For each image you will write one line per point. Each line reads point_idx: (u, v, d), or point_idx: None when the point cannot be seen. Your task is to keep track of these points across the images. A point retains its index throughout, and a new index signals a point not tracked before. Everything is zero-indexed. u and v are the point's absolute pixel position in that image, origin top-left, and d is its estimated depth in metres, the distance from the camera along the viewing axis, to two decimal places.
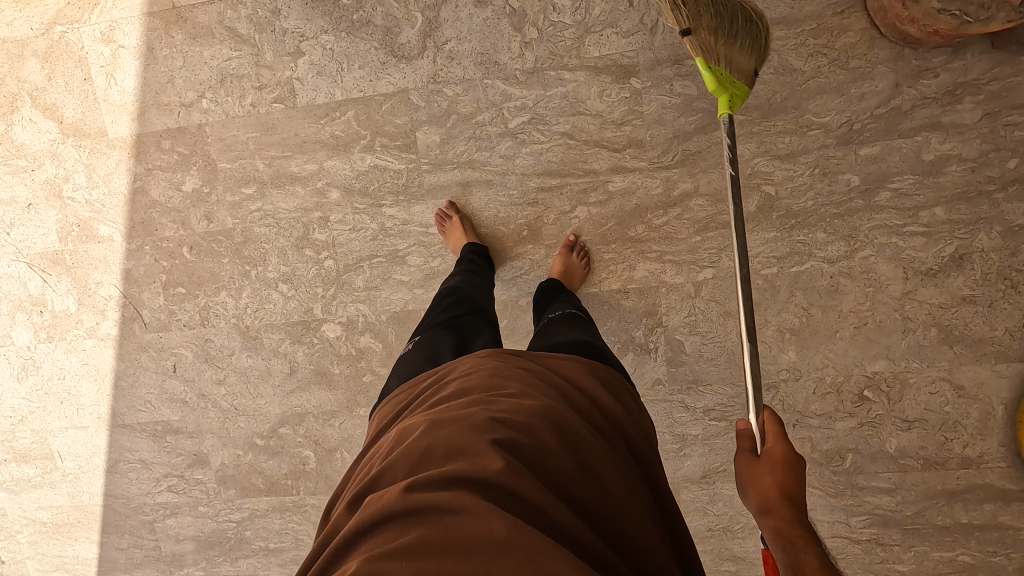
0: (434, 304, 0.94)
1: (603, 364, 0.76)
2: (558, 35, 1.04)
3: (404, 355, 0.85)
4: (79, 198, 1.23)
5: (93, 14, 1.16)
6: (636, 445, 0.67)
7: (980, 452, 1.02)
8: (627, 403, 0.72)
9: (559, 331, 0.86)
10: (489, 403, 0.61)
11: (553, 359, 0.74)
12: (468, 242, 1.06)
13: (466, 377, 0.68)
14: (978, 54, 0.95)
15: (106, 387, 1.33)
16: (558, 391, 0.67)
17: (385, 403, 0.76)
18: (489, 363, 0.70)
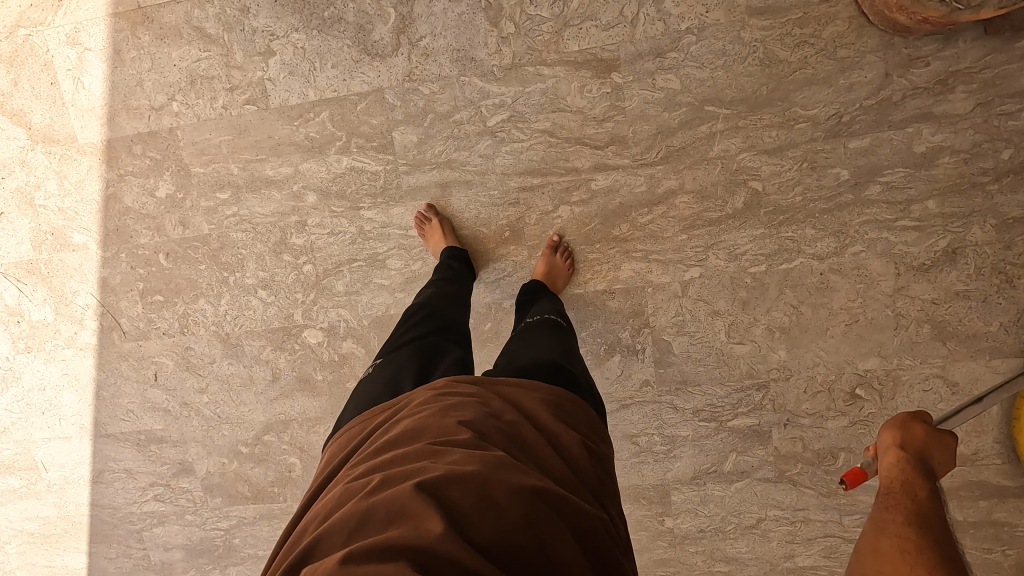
0: (403, 319, 0.91)
1: (569, 395, 0.72)
2: (535, 29, 1.01)
3: (367, 376, 0.82)
4: (51, 206, 1.20)
5: (57, 16, 1.12)
6: (598, 489, 0.64)
7: (975, 449, 1.00)
8: (591, 438, 0.69)
9: (530, 348, 0.82)
10: (437, 456, 0.58)
11: (513, 391, 0.70)
12: (448, 246, 1.04)
13: (416, 421, 0.64)
14: (971, 41, 0.92)
15: (88, 397, 1.31)
16: (513, 433, 0.63)
17: (337, 438, 0.72)
18: (442, 404, 0.66)
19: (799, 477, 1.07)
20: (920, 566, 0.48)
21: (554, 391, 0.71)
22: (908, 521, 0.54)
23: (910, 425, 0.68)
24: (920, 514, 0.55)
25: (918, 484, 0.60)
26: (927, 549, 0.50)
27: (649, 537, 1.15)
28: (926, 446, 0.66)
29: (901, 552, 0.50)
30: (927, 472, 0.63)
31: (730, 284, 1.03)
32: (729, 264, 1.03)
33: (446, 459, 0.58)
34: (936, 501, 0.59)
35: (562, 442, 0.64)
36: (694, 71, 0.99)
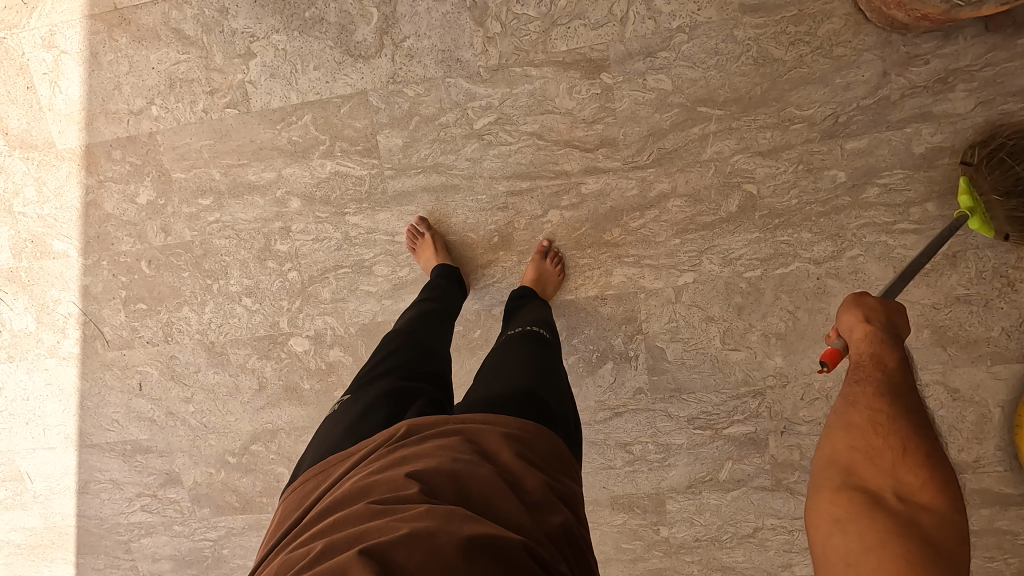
0: (382, 343, 0.87)
1: (538, 428, 0.66)
2: (522, 29, 0.98)
3: (335, 411, 0.77)
4: (30, 213, 1.17)
5: (32, 18, 1.09)
6: (566, 536, 0.57)
7: (976, 456, 0.97)
8: (560, 480, 0.63)
9: (502, 373, 0.77)
10: (385, 513, 0.53)
11: (476, 425, 0.64)
12: (439, 263, 1.01)
13: (369, 472, 0.59)
14: (971, 38, 0.89)
15: (71, 407, 1.27)
16: (472, 476, 0.57)
17: (291, 493, 0.67)
18: (398, 453, 0.61)
19: (797, 485, 1.04)
20: (893, 437, 0.55)
21: (521, 426, 0.65)
22: (878, 393, 0.59)
23: (866, 300, 0.69)
24: (888, 382, 0.60)
25: (886, 356, 0.63)
26: (898, 419, 0.56)
27: (645, 547, 1.12)
28: (888, 323, 0.67)
29: (874, 430, 0.56)
30: (897, 346, 0.64)
31: (724, 289, 1.01)
32: (723, 269, 1.00)
33: (391, 516, 0.52)
34: (904, 371, 0.62)
35: (524, 487, 0.58)
36: (686, 71, 0.96)
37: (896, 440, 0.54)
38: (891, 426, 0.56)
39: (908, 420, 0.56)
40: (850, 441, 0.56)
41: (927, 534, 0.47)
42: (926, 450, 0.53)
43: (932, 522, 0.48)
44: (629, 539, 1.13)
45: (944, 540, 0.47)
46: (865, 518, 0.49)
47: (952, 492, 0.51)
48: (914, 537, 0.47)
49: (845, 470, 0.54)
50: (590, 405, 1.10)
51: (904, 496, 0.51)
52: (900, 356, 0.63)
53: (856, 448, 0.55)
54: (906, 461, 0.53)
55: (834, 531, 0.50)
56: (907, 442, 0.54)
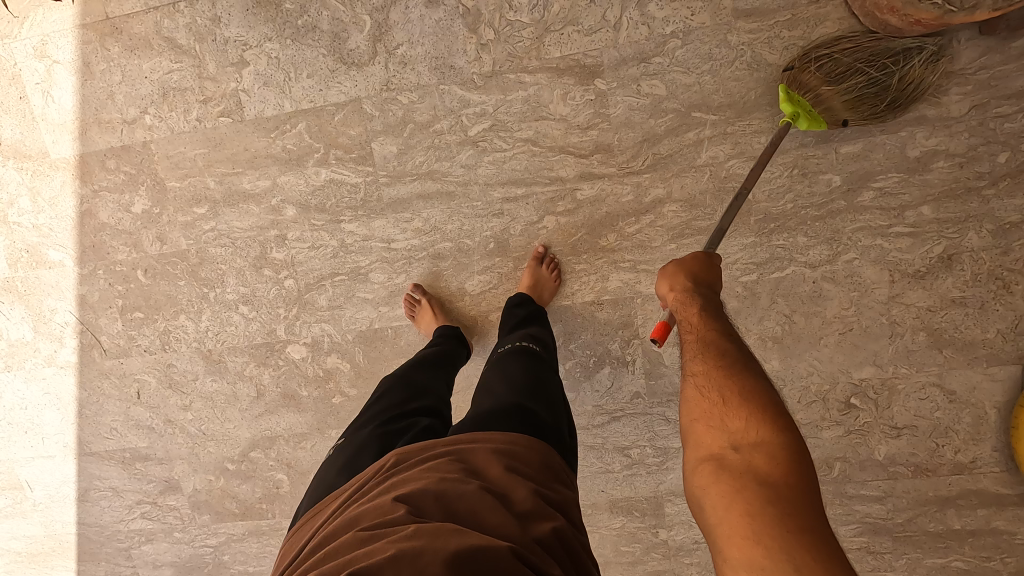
0: (375, 394, 0.87)
1: (529, 440, 0.67)
2: (515, 35, 0.98)
3: (331, 452, 0.79)
4: (25, 224, 1.17)
5: (24, 29, 1.09)
6: (559, 542, 0.56)
7: (973, 457, 0.97)
8: (550, 488, 0.63)
9: (492, 391, 0.77)
10: (372, 538, 0.53)
11: (463, 445, 0.65)
12: (441, 325, 1.02)
13: (358, 505, 0.60)
14: (966, 41, 0.89)
15: (70, 416, 1.27)
16: (458, 493, 0.58)
17: (291, 534, 0.67)
18: (386, 483, 0.62)
19: None
20: (716, 392, 0.62)
21: (512, 441, 0.65)
22: (700, 358, 0.67)
23: (670, 267, 0.80)
24: (704, 342, 0.68)
25: (694, 318, 0.72)
26: (713, 376, 0.64)
27: (644, 550, 1.12)
28: (689, 283, 0.77)
29: (703, 397, 0.63)
30: (703, 300, 0.74)
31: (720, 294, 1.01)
32: None
33: (378, 540, 0.52)
34: (724, 325, 0.70)
35: (511, 497, 0.58)
36: (680, 77, 0.96)
37: (718, 396, 0.62)
38: (710, 383, 0.63)
39: (723, 371, 0.64)
40: (692, 416, 0.63)
41: (756, 471, 0.53)
42: (741, 392, 0.60)
43: (761, 458, 0.54)
44: (628, 542, 1.13)
45: (772, 465, 0.53)
46: (715, 483, 0.54)
47: (770, 419, 0.57)
48: (747, 482, 0.52)
49: (694, 446, 0.60)
50: (587, 410, 1.09)
51: (735, 445, 0.56)
52: (710, 316, 0.72)
53: (697, 420, 0.62)
54: (730, 412, 0.59)
55: (702, 499, 0.55)
56: (724, 393, 0.61)
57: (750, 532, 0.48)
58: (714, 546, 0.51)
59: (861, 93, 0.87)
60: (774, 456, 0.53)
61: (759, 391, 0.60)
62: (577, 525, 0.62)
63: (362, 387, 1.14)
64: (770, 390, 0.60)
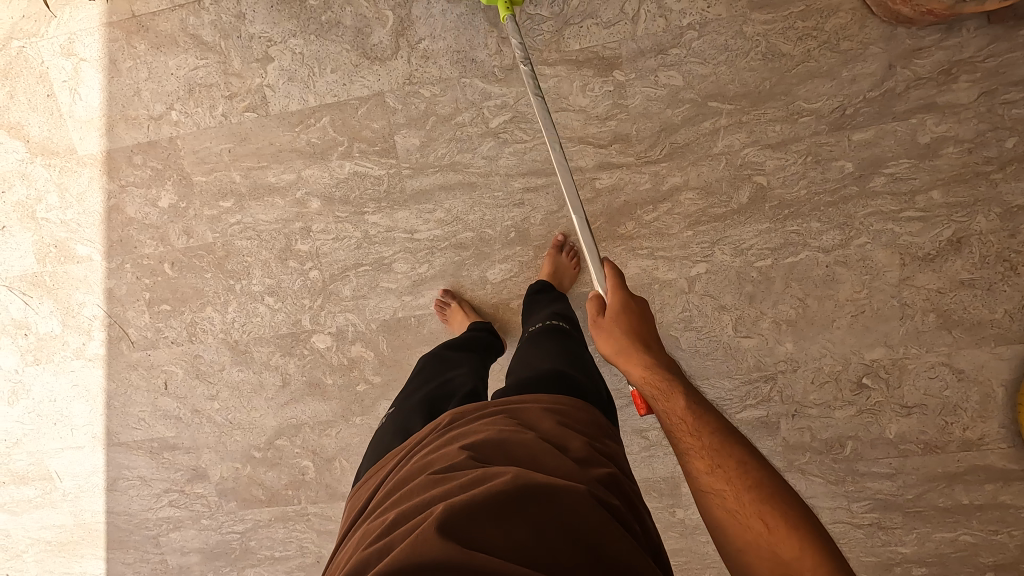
0: (416, 378, 0.90)
1: (574, 401, 0.71)
2: (535, 28, 1.01)
3: (382, 422, 0.84)
4: (53, 219, 1.20)
5: (51, 27, 1.12)
6: (614, 483, 0.59)
7: (981, 434, 1.01)
8: (601, 441, 0.66)
9: (530, 362, 0.81)
10: (440, 480, 0.56)
11: (513, 406, 0.69)
12: (473, 322, 1.06)
13: (425, 455, 0.64)
14: (974, 30, 0.92)
15: (99, 407, 1.29)
16: (515, 442, 0.60)
17: (358, 489, 0.72)
18: (447, 437, 0.65)
19: (809, 466, 1.08)
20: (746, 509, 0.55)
21: (558, 401, 0.69)
22: (716, 469, 0.59)
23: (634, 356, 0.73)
24: (713, 450, 0.60)
25: (682, 414, 0.65)
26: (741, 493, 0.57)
27: (663, 529, 1.15)
28: (651, 358, 0.72)
29: (743, 524, 0.55)
30: (693, 398, 0.66)
31: (736, 279, 1.04)
32: (735, 259, 1.03)
33: (448, 481, 0.56)
34: (722, 425, 0.63)
35: (566, 446, 0.61)
36: (697, 68, 0.99)
37: (758, 523, 0.54)
38: (742, 505, 0.56)
39: (752, 489, 0.56)
40: (734, 548, 0.55)
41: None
42: (777, 509, 0.54)
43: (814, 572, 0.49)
44: None
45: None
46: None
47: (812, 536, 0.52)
48: None
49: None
50: None
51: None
52: (704, 410, 0.65)
53: (744, 552, 0.54)
54: (779, 539, 0.52)
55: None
56: (761, 511, 0.55)
57: None
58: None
59: None
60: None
61: (801, 513, 0.54)
62: (627, 473, 0.64)
63: (387, 375, 1.17)
64: (811, 509, 0.54)
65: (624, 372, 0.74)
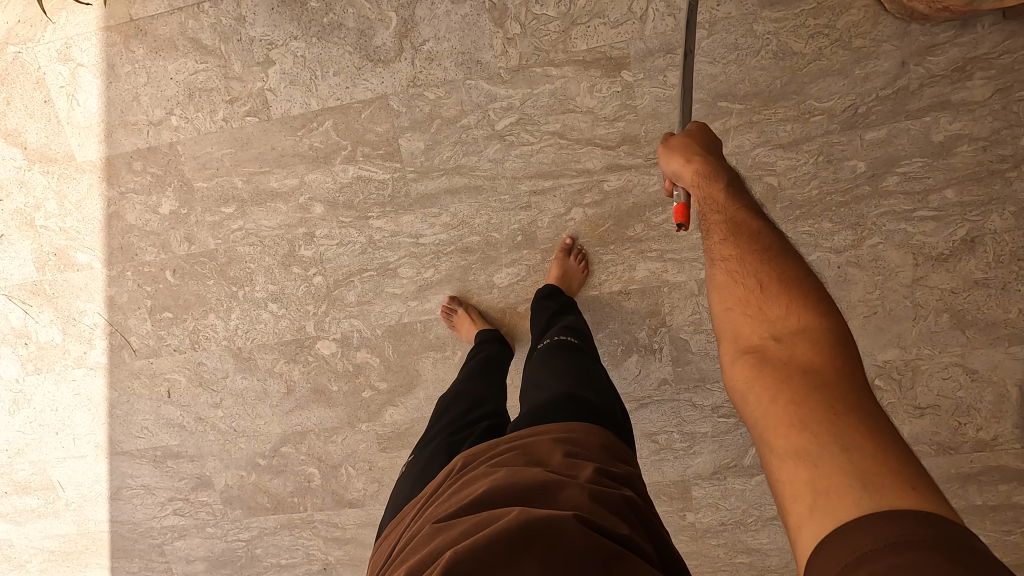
0: (433, 416, 0.91)
1: (584, 426, 0.69)
2: (542, 29, 0.99)
3: (405, 468, 0.85)
4: (52, 227, 1.18)
5: (47, 32, 1.10)
6: (629, 509, 0.58)
7: (995, 435, 0.99)
8: (615, 466, 0.65)
9: (540, 386, 0.80)
10: (449, 527, 0.56)
11: (524, 440, 0.68)
12: (481, 332, 1.04)
13: (438, 503, 0.64)
14: (989, 26, 0.90)
15: (100, 416, 1.27)
16: (523, 475, 0.60)
17: (379, 545, 0.72)
18: (458, 481, 0.65)
19: None
20: (749, 273, 0.55)
21: (570, 430, 0.68)
22: (729, 241, 0.59)
23: (688, 146, 0.72)
24: (736, 224, 0.60)
25: (718, 199, 0.64)
26: (748, 258, 0.56)
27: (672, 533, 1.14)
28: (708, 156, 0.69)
29: (736, 282, 0.55)
30: (735, 187, 0.65)
31: None
32: None
33: (457, 526, 0.56)
34: (753, 208, 0.62)
35: (576, 475, 0.60)
36: (706, 67, 0.97)
37: (754, 282, 0.54)
38: (744, 269, 0.56)
39: (757, 258, 0.56)
40: (722, 307, 0.55)
41: (803, 365, 0.47)
42: (782, 277, 0.53)
43: (803, 346, 0.48)
44: None
45: (820, 357, 0.47)
46: (759, 379, 0.48)
47: (814, 305, 0.50)
48: (797, 380, 0.46)
49: (732, 335, 0.53)
50: None
51: (776, 335, 0.50)
52: (742, 199, 0.64)
53: (730, 316, 0.54)
54: (772, 302, 0.52)
55: (745, 398, 0.48)
56: (762, 277, 0.54)
57: (800, 418, 0.43)
58: (761, 446, 0.45)
59: None
60: (818, 345, 0.47)
61: (803, 283, 0.53)
62: (645, 497, 0.64)
63: (393, 381, 1.15)
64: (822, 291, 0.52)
65: (669, 172, 0.73)
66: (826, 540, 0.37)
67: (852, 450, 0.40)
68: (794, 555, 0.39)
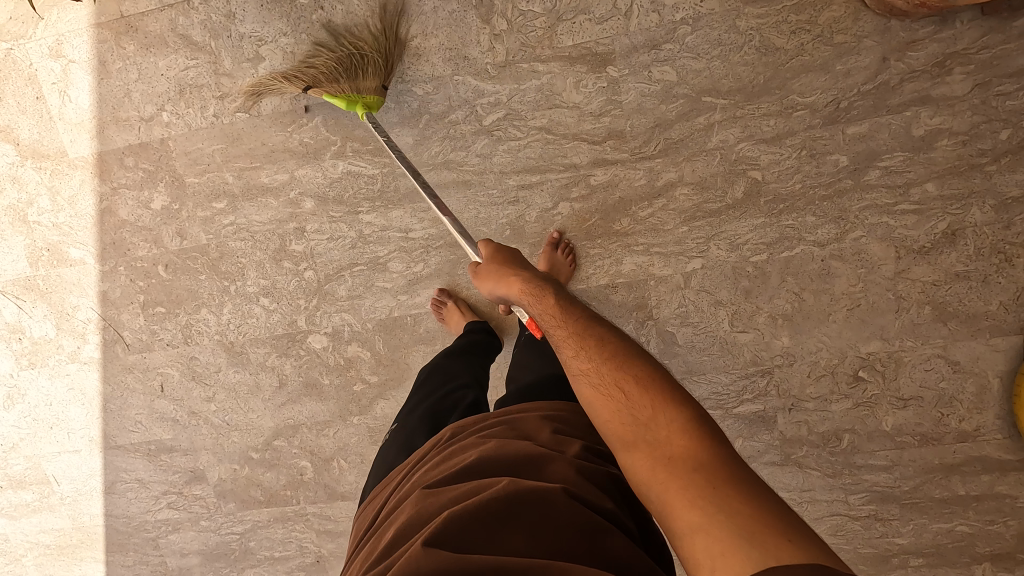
0: (416, 391, 0.92)
1: (572, 407, 0.71)
2: (528, 25, 1.00)
3: (387, 435, 0.87)
4: (45, 222, 1.19)
5: (38, 29, 1.11)
6: (613, 485, 0.60)
7: (977, 426, 1.01)
8: (601, 444, 0.66)
9: (529, 368, 0.82)
10: (437, 494, 0.58)
11: (512, 416, 0.69)
12: (469, 322, 1.06)
13: (426, 470, 0.65)
14: (968, 22, 0.91)
15: (94, 410, 1.28)
16: (508, 448, 0.61)
17: (364, 507, 0.73)
18: (446, 451, 0.67)
19: (807, 459, 1.07)
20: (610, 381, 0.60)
21: (557, 408, 0.70)
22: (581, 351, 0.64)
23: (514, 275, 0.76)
24: (579, 333, 0.65)
25: (555, 311, 0.69)
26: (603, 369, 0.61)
27: None
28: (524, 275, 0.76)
29: (605, 396, 0.59)
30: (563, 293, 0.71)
31: (732, 274, 1.03)
32: (730, 254, 1.03)
33: (446, 494, 0.57)
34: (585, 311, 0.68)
35: (564, 450, 0.61)
36: (690, 63, 0.98)
37: (615, 388, 0.59)
38: (604, 380, 0.60)
39: (613, 365, 0.61)
40: (602, 421, 0.59)
41: (674, 453, 0.51)
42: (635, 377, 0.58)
43: (669, 433, 0.53)
44: None
45: (684, 440, 0.52)
46: (652, 476, 0.52)
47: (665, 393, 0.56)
48: (675, 468, 0.50)
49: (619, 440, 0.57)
50: None
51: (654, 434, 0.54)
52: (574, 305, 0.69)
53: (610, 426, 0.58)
54: (635, 402, 0.57)
55: (649, 494, 0.52)
56: (619, 381, 0.59)
57: (687, 503, 0.47)
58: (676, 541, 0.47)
59: (293, 75, 1.01)
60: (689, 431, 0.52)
61: (655, 379, 0.58)
62: None
63: (384, 374, 1.16)
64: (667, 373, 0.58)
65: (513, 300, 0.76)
66: None
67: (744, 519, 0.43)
68: None
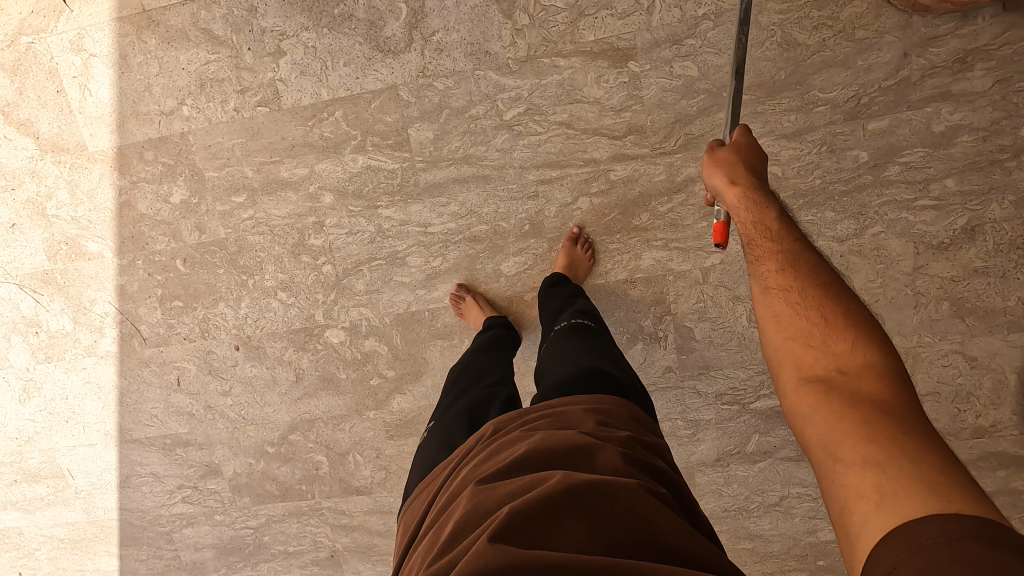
0: (447, 391, 0.92)
1: (613, 399, 0.72)
2: (550, 20, 1.01)
3: (424, 435, 0.86)
4: (63, 216, 1.19)
5: (60, 22, 1.12)
6: (660, 475, 0.61)
7: (993, 422, 1.01)
8: (644, 434, 0.67)
9: (563, 362, 0.82)
10: (494, 487, 0.58)
11: (556, 408, 0.70)
12: (488, 317, 1.06)
13: (476, 463, 0.65)
14: (989, 18, 0.92)
15: (110, 404, 1.28)
16: (560, 441, 0.61)
17: (411, 503, 0.74)
18: (493, 443, 0.67)
19: None
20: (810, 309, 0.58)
21: (600, 401, 0.71)
22: (786, 273, 0.61)
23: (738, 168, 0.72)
24: (792, 257, 0.63)
25: (771, 227, 0.66)
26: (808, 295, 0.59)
27: None
28: (752, 176, 0.71)
29: (796, 309, 0.59)
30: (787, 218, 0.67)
31: None
32: None
33: (503, 489, 0.57)
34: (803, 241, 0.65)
35: (610, 441, 0.62)
36: (712, 58, 0.99)
37: (816, 316, 0.57)
38: (806, 301, 0.59)
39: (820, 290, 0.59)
40: (784, 336, 0.58)
41: (868, 397, 0.50)
42: (840, 313, 0.57)
43: (866, 381, 0.52)
44: None
45: (882, 391, 0.51)
46: (824, 407, 0.51)
47: (870, 341, 0.54)
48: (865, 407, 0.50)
49: (791, 366, 0.56)
50: None
51: (841, 369, 0.53)
52: (792, 228, 0.66)
53: (792, 341, 0.57)
54: (832, 331, 0.56)
55: (807, 428, 0.52)
56: (822, 312, 0.57)
57: (867, 437, 0.47)
58: (824, 462, 0.49)
59: None
60: (884, 379, 0.52)
61: (863, 323, 0.56)
62: (672, 464, 0.67)
63: (401, 369, 1.17)
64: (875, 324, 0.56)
65: (712, 188, 0.74)
66: (890, 544, 0.41)
67: (920, 468, 0.44)
68: (856, 550, 0.44)
